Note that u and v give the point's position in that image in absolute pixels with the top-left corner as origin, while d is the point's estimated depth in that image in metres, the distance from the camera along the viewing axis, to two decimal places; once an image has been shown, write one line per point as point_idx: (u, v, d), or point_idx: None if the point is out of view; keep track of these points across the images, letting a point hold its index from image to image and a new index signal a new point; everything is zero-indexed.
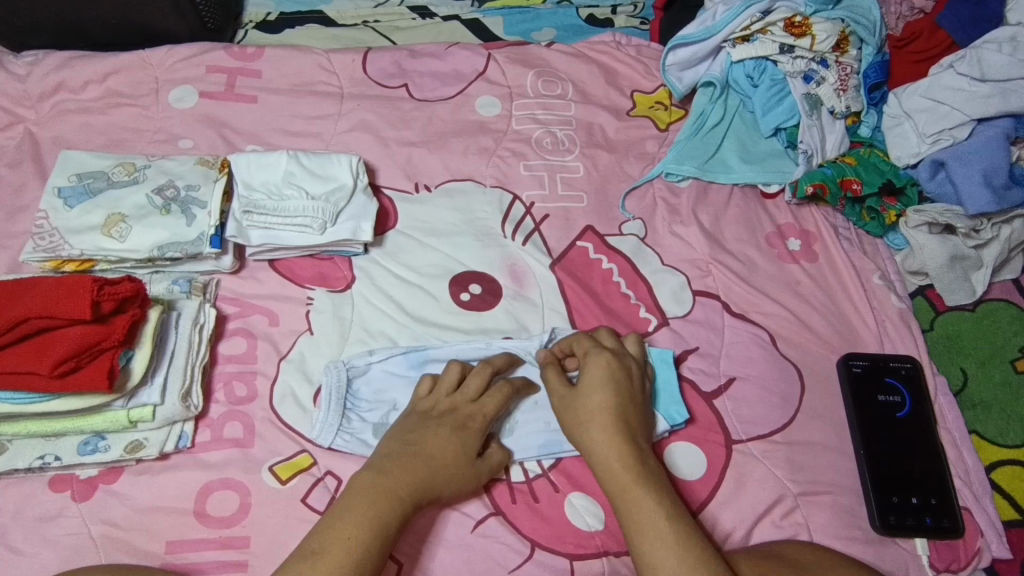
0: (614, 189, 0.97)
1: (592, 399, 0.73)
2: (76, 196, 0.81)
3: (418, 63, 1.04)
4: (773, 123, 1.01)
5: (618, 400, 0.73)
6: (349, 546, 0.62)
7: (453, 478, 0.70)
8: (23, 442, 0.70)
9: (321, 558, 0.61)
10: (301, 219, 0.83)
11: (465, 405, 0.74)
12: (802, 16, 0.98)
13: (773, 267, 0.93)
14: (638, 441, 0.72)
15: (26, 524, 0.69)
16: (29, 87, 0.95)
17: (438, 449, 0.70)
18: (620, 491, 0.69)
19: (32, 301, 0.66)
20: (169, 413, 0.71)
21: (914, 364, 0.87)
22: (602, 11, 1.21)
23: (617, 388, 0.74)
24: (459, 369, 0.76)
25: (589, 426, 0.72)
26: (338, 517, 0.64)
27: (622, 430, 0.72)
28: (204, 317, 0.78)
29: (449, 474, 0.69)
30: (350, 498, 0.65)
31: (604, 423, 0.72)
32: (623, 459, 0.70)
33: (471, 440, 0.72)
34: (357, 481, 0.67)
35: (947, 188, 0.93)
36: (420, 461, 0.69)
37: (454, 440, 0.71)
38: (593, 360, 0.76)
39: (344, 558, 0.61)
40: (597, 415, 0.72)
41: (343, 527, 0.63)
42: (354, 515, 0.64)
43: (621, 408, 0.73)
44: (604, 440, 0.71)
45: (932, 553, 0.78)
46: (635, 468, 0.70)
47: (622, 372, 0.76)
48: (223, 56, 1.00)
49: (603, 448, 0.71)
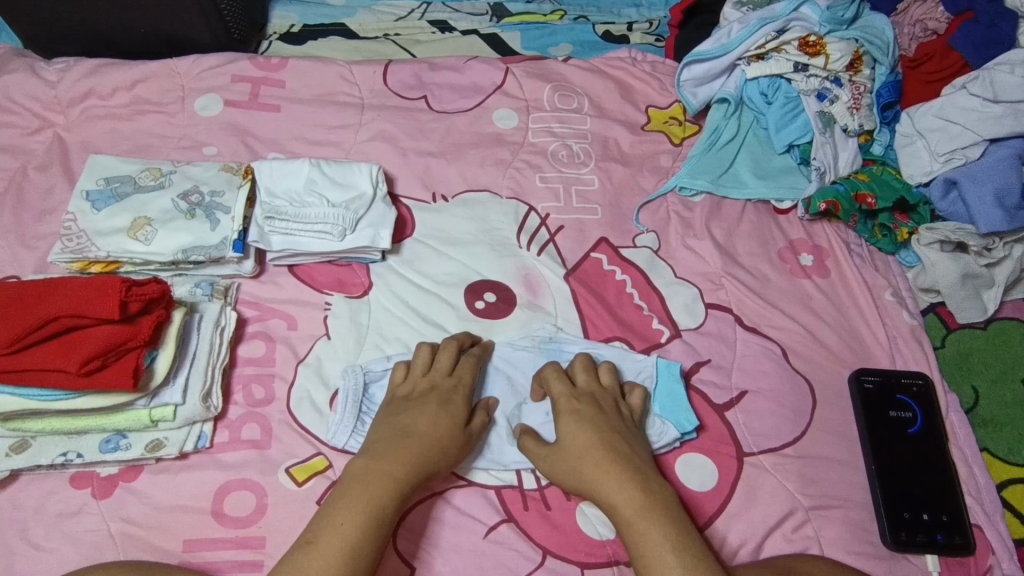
0: (628, 203, 0.98)
1: (574, 444, 0.73)
2: (104, 200, 0.83)
3: (437, 76, 1.06)
4: (786, 140, 1.03)
5: (599, 437, 0.73)
6: (343, 530, 0.63)
7: (446, 450, 0.71)
8: (47, 439, 0.71)
9: (318, 548, 0.62)
10: (322, 226, 0.84)
11: (442, 379, 0.77)
12: (816, 36, 1.00)
13: (785, 281, 0.94)
14: (638, 470, 0.71)
15: (47, 519, 0.71)
16: (58, 93, 0.98)
17: (428, 424, 0.72)
18: (626, 528, 0.68)
19: (62, 300, 0.68)
20: (189, 412, 0.73)
21: (926, 381, 0.87)
22: (618, 27, 1.23)
23: (595, 428, 0.73)
24: (428, 349, 0.79)
25: (581, 471, 0.71)
26: (336, 507, 0.65)
27: (617, 466, 0.71)
28: (225, 320, 0.79)
29: (443, 447, 0.71)
30: (349, 484, 0.67)
31: (592, 463, 0.71)
32: (621, 493, 0.69)
33: (457, 411, 0.74)
34: (342, 487, 0.67)
35: (959, 207, 0.95)
36: (413, 440, 0.70)
37: (443, 413, 0.73)
38: (565, 408, 0.76)
39: (342, 542, 0.63)
40: (586, 459, 0.72)
41: (341, 521, 0.64)
42: (349, 499, 0.65)
43: (610, 447, 0.72)
44: (601, 481, 0.70)
45: (944, 569, 0.78)
46: (637, 501, 0.68)
47: (595, 410, 0.75)
48: (248, 66, 1.02)
49: (600, 490, 0.70)
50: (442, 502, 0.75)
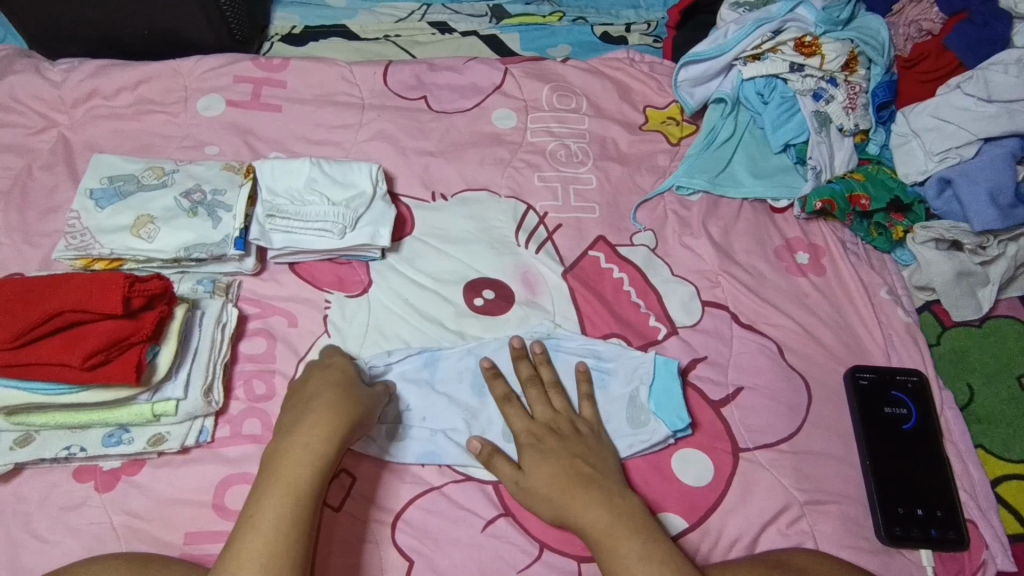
0: (626, 202, 0.99)
1: (537, 476, 0.72)
2: (107, 198, 0.84)
3: (437, 76, 1.07)
4: (782, 139, 1.04)
5: (559, 464, 0.72)
6: (275, 508, 0.63)
7: (350, 392, 0.72)
8: (50, 433, 0.72)
9: (250, 554, 0.61)
10: (323, 224, 0.86)
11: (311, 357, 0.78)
12: (811, 36, 1.02)
13: (782, 279, 0.95)
14: (601, 488, 0.71)
15: (50, 512, 0.72)
16: (63, 94, 0.99)
17: (322, 380, 0.73)
18: (597, 548, 0.68)
19: (66, 295, 0.69)
20: (191, 407, 0.74)
21: (921, 377, 0.88)
22: (616, 28, 1.25)
23: (554, 458, 0.73)
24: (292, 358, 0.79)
25: (548, 500, 0.71)
26: (261, 494, 0.64)
27: (581, 488, 0.71)
28: (226, 317, 0.80)
29: (345, 389, 0.72)
30: (270, 465, 0.66)
31: (556, 491, 0.71)
32: (588, 515, 0.69)
33: (338, 363, 0.75)
34: (263, 485, 0.65)
35: (954, 206, 0.96)
36: (316, 392, 0.71)
37: (328, 369, 0.74)
38: (526, 441, 0.75)
39: (278, 520, 0.62)
40: (550, 488, 0.71)
41: (268, 522, 0.63)
42: (273, 482, 0.65)
43: (572, 471, 0.72)
44: (569, 507, 0.70)
45: (937, 563, 0.79)
46: (604, 519, 0.69)
47: (554, 438, 0.75)
48: (250, 67, 1.03)
49: (568, 516, 0.70)
50: (440, 497, 0.76)
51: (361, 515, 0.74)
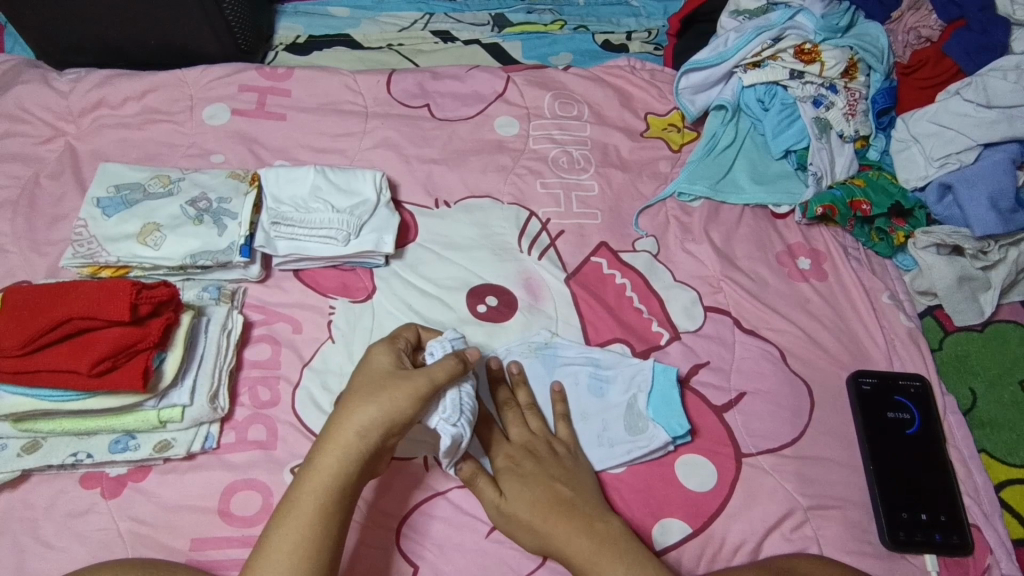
0: (628, 208, 1.00)
1: (517, 503, 0.71)
2: (114, 207, 0.85)
3: (439, 84, 1.08)
4: (783, 145, 1.04)
5: (540, 489, 0.72)
6: (295, 519, 0.62)
7: (387, 391, 0.67)
8: (57, 440, 0.73)
9: (271, 560, 0.60)
10: (326, 231, 0.86)
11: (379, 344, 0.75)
12: (811, 44, 1.03)
13: (784, 284, 0.95)
14: (585, 514, 0.71)
15: (57, 518, 0.72)
16: (71, 103, 1.00)
17: (367, 376, 0.70)
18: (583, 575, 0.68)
19: (75, 302, 0.70)
20: (197, 413, 0.74)
21: (923, 382, 0.89)
22: (617, 36, 1.26)
23: (536, 483, 0.73)
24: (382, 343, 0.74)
25: (530, 526, 0.70)
26: (289, 504, 0.63)
27: (563, 514, 0.71)
28: (232, 323, 0.81)
29: (383, 387, 0.68)
30: (301, 471, 0.65)
31: (537, 517, 0.70)
32: (572, 542, 0.69)
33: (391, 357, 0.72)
34: (286, 494, 0.64)
35: (954, 211, 0.96)
36: (355, 391, 0.68)
37: (378, 363, 0.71)
38: (504, 467, 0.75)
39: (300, 529, 0.62)
40: (532, 515, 0.71)
41: (287, 530, 0.62)
42: (296, 493, 0.64)
43: (553, 496, 0.72)
44: (552, 535, 0.69)
45: (942, 569, 0.78)
46: (587, 547, 0.68)
47: (532, 462, 0.75)
48: (255, 76, 1.04)
49: (552, 542, 0.70)
50: (444, 501, 0.76)
51: (367, 521, 0.74)
